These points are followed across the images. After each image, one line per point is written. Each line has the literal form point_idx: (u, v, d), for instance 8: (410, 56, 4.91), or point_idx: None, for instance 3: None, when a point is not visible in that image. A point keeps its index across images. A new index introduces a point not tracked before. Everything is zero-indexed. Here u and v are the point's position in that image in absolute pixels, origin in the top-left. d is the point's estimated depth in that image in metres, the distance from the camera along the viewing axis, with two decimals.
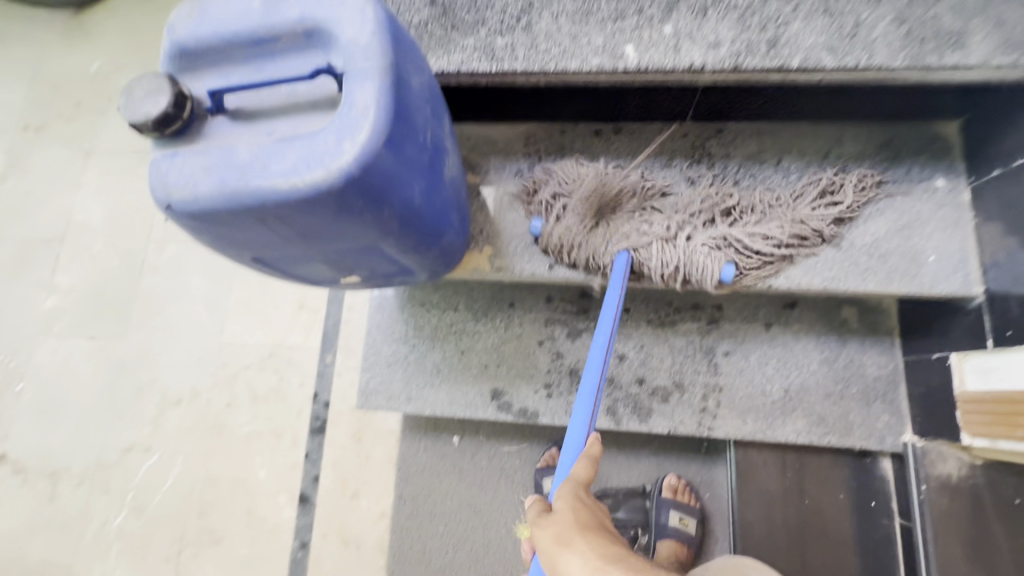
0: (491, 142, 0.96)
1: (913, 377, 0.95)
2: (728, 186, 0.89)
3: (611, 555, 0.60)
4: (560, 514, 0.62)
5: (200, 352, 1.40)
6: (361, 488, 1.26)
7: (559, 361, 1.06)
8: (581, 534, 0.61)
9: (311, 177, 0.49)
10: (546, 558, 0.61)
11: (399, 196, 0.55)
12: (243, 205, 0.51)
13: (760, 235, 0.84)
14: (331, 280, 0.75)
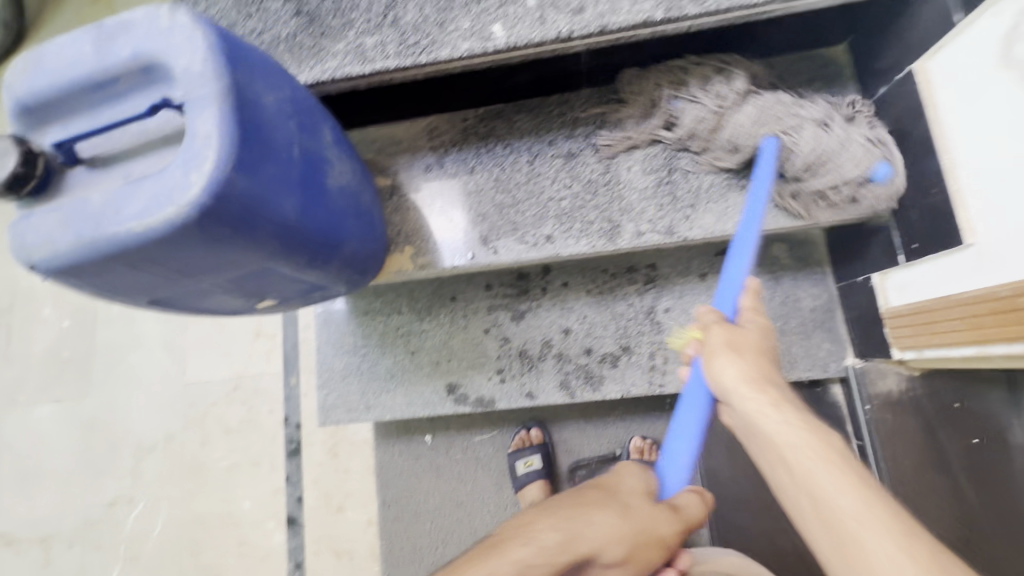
0: (395, 142, 0.95)
1: (846, 302, 0.97)
2: (828, 117, 0.77)
3: (771, 381, 0.64)
4: (743, 328, 0.69)
5: (167, 396, 1.40)
6: (345, 500, 1.28)
7: (507, 345, 1.07)
8: (754, 352, 0.67)
9: (163, 214, 0.49)
10: (708, 351, 0.68)
11: (267, 216, 0.56)
12: (105, 253, 0.51)
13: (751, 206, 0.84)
14: (245, 308, 0.76)
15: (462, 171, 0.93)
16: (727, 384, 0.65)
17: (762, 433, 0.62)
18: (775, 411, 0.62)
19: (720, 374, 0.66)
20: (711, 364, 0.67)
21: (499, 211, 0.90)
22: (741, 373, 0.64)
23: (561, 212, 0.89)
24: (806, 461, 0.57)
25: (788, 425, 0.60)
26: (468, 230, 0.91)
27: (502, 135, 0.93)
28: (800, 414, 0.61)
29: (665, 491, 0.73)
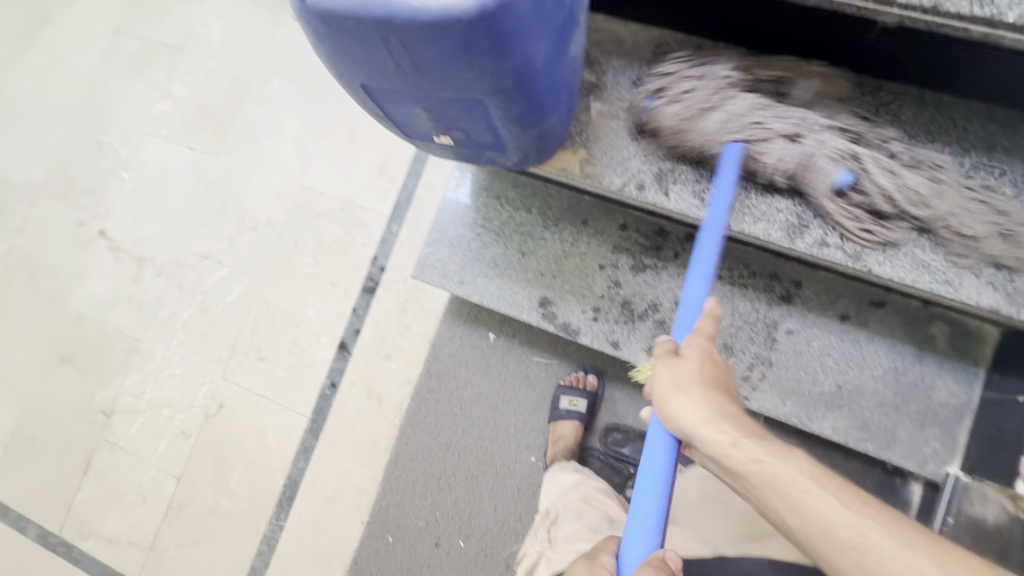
0: (617, 41, 0.89)
1: (984, 413, 0.88)
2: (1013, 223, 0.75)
3: (730, 411, 0.61)
4: (687, 362, 0.65)
5: (281, 189, 1.47)
6: (395, 352, 1.34)
7: (615, 289, 1.04)
8: (701, 386, 0.63)
9: (447, 3, 0.48)
10: (660, 395, 0.65)
11: (522, 49, 0.53)
12: (372, 17, 0.50)
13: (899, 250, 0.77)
14: (422, 136, 0.75)
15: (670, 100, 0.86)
16: (684, 424, 0.62)
17: (739, 474, 0.58)
18: (736, 448, 0.58)
19: (676, 413, 0.62)
20: (666, 406, 0.64)
21: (688, 156, 0.84)
22: (698, 408, 0.61)
23: (752, 184, 0.82)
24: (791, 495, 0.54)
25: (752, 461, 0.57)
26: (649, 160, 0.86)
27: None
28: (763, 443, 0.58)
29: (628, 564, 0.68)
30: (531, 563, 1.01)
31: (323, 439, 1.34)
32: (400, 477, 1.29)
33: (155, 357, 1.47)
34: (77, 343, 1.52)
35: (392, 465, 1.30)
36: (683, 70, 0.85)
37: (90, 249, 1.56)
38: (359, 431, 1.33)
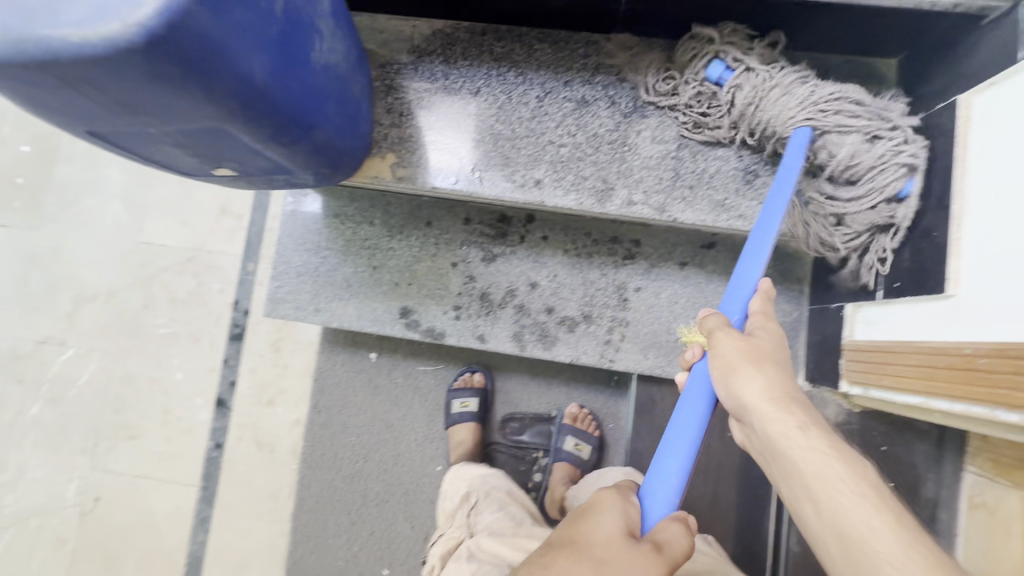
0: (404, 38, 0.87)
1: (813, 324, 0.95)
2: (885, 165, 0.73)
3: (797, 401, 0.58)
4: (758, 341, 0.63)
5: (117, 250, 1.34)
6: (277, 395, 1.27)
7: (471, 283, 1.04)
8: (774, 366, 0.60)
9: (107, 29, 0.43)
10: (724, 365, 0.62)
11: (229, 69, 0.50)
12: (30, 58, 0.44)
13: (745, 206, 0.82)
14: (196, 169, 0.70)
15: (466, 89, 0.86)
16: (746, 399, 0.59)
17: (794, 466, 0.54)
18: (801, 434, 0.55)
19: (739, 389, 0.60)
20: (727, 377, 0.61)
21: (493, 142, 0.84)
22: (764, 386, 0.58)
23: (557, 158, 0.84)
24: (834, 496, 0.51)
25: (816, 453, 0.53)
26: (458, 152, 0.85)
27: (517, 61, 0.85)
28: (832, 440, 0.54)
29: (647, 495, 0.67)
30: (450, 547, 0.96)
31: (219, 504, 1.25)
32: (310, 522, 1.23)
33: (8, 465, 1.31)
34: None
35: (298, 512, 1.23)
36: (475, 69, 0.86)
37: None
38: (255, 486, 1.25)
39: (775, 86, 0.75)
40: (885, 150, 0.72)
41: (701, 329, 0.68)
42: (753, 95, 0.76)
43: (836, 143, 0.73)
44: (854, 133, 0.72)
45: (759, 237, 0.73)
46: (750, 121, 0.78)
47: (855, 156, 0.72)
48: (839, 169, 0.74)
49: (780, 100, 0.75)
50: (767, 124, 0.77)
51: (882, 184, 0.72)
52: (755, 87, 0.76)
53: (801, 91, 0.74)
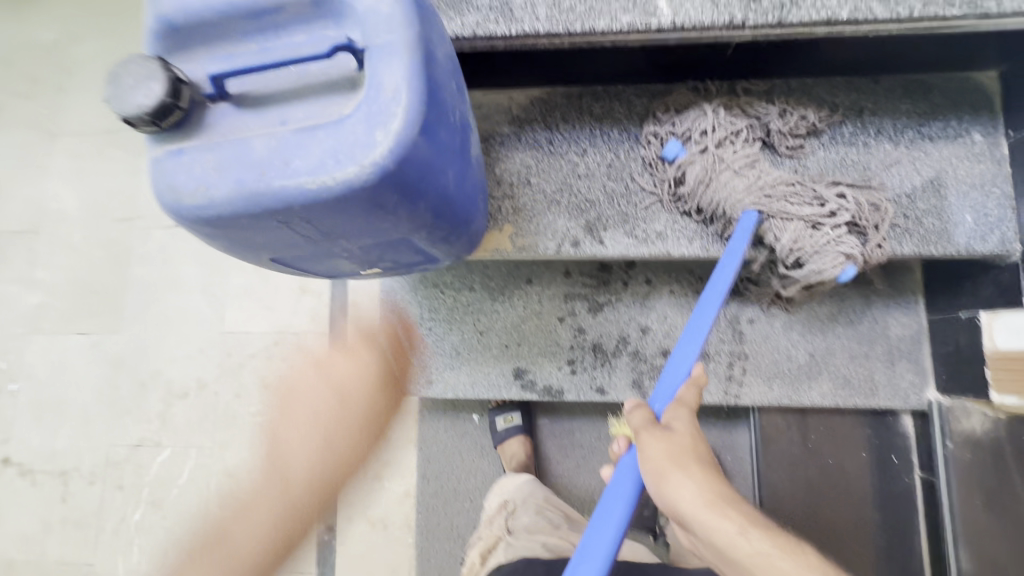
0: (503, 110, 0.89)
1: (938, 336, 0.95)
2: (840, 235, 0.77)
3: (728, 497, 0.62)
4: (676, 438, 0.66)
5: (202, 343, 1.35)
6: (383, 469, 1.26)
7: (581, 336, 1.04)
8: (697, 463, 0.64)
9: (342, 172, 0.44)
10: (655, 471, 0.64)
11: (432, 189, 0.50)
12: (266, 208, 0.46)
13: (795, 228, 0.77)
14: (345, 269, 0.69)
15: (574, 151, 0.87)
16: (685, 506, 0.62)
17: (743, 566, 0.59)
18: (744, 538, 0.60)
19: (677, 497, 0.62)
20: (666, 486, 0.63)
21: (609, 201, 0.86)
22: (699, 490, 0.62)
23: (674, 205, 0.84)
24: None
25: (762, 555, 0.59)
26: (574, 215, 0.86)
27: (618, 118, 0.87)
28: (767, 535, 0.60)
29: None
30: (489, 545, 1.03)
31: None
32: None
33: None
34: None
35: None
36: (582, 132, 0.87)
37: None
38: (374, 566, 1.23)
39: (726, 168, 0.80)
40: (828, 238, 0.76)
41: (630, 422, 0.70)
42: (705, 174, 0.80)
43: (781, 229, 0.77)
44: (795, 219, 0.77)
45: (694, 327, 0.77)
46: (699, 198, 0.81)
47: (798, 241, 0.77)
48: (784, 252, 0.78)
49: (730, 183, 0.79)
50: (717, 205, 0.80)
51: (824, 265, 0.76)
52: (707, 165, 0.80)
53: (747, 176, 0.79)
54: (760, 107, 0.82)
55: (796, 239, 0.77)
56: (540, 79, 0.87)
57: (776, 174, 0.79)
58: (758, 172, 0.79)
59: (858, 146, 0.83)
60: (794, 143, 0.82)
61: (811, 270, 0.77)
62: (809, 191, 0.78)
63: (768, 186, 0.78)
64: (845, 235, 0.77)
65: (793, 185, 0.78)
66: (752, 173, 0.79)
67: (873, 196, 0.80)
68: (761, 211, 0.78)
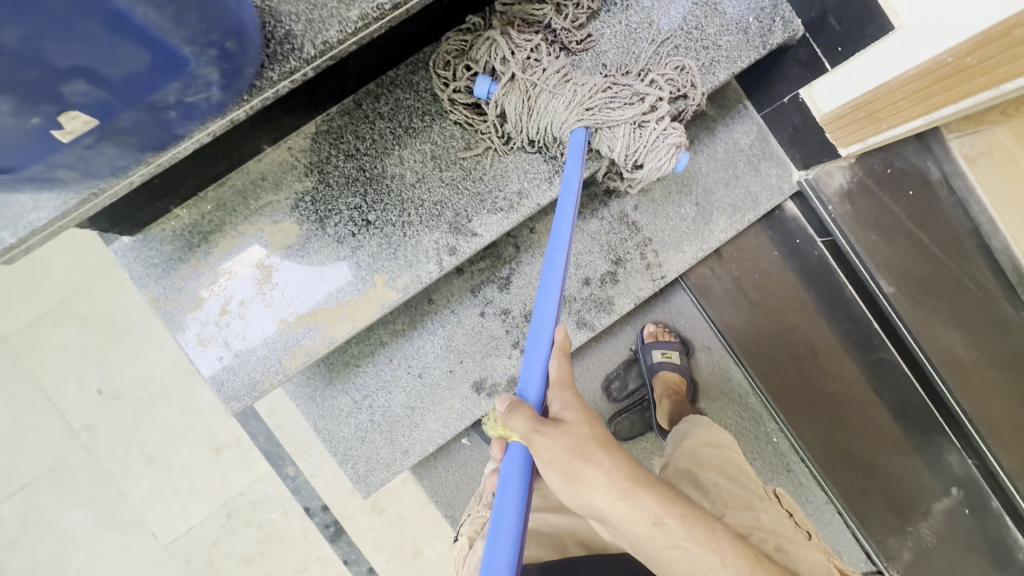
0: (288, 165, 0.76)
1: (777, 125, 1.02)
2: (667, 128, 0.76)
3: (643, 486, 0.54)
4: (572, 430, 0.54)
5: (150, 571, 1.16)
6: (417, 543, 1.19)
7: (509, 316, 1.00)
8: (604, 451, 0.54)
9: None
10: (561, 473, 0.53)
11: None
12: None
13: (626, 131, 0.75)
14: None
15: (391, 164, 0.78)
16: (595, 504, 0.53)
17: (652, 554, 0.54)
18: (656, 527, 0.53)
19: (584, 496, 0.53)
20: (572, 483, 0.53)
21: (455, 191, 0.79)
22: (609, 494, 0.53)
23: (508, 147, 0.79)
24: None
25: (675, 545, 0.54)
26: (434, 226, 0.79)
27: (411, 106, 0.78)
28: (680, 521, 0.54)
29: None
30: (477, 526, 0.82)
31: None
32: None
33: None
34: None
35: None
36: (386, 136, 0.78)
37: None
38: None
39: (542, 91, 0.74)
40: (656, 133, 0.75)
41: (509, 418, 0.56)
42: (527, 111, 0.75)
43: (611, 138, 0.75)
44: (621, 124, 0.75)
45: (554, 267, 0.67)
46: (528, 129, 0.76)
47: (631, 144, 0.75)
48: (622, 159, 0.76)
49: (551, 105, 0.74)
50: (547, 130, 0.76)
51: (659, 162, 0.77)
52: (523, 93, 0.74)
53: (565, 94, 0.74)
54: (534, 11, 0.75)
55: (629, 145, 0.76)
56: (309, 108, 0.75)
57: (589, 81, 0.75)
58: (573, 85, 0.74)
59: (634, 4, 0.80)
60: (584, 32, 0.78)
61: (650, 170, 0.78)
62: (625, 87, 0.76)
63: (586, 98, 0.74)
64: (670, 123, 0.76)
65: (609, 88, 0.75)
66: (568, 88, 0.74)
67: (675, 58, 0.80)
68: (587, 127, 0.75)
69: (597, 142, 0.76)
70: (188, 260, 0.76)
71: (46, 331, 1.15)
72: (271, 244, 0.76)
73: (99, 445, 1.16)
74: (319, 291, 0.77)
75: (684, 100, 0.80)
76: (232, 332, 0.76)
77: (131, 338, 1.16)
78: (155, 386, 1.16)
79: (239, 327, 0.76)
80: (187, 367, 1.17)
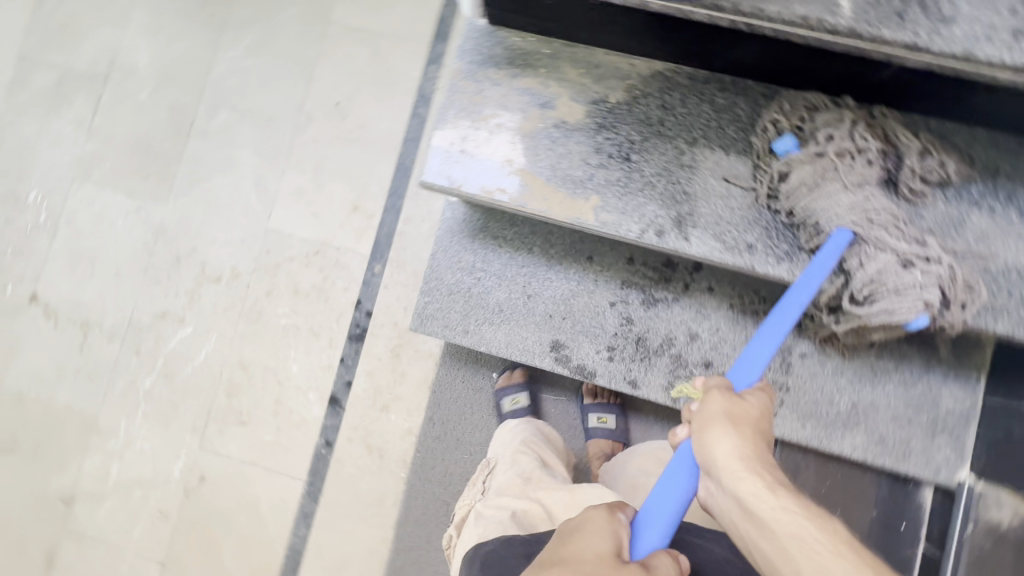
0: (619, 75, 0.85)
1: (990, 421, 0.92)
2: (928, 288, 0.74)
3: (765, 463, 0.64)
4: (741, 408, 0.68)
5: (244, 232, 1.35)
6: (392, 402, 1.27)
7: (627, 326, 1.02)
8: (751, 429, 0.66)
9: None
10: (703, 420, 0.68)
11: None
12: None
13: (883, 263, 0.74)
14: None
15: (681, 138, 0.83)
16: (719, 457, 0.64)
17: (762, 517, 0.60)
18: (771, 493, 0.61)
19: (711, 449, 0.65)
20: (705, 436, 0.66)
21: (705, 197, 0.82)
22: (736, 451, 0.64)
23: (766, 203, 0.81)
24: (813, 557, 0.56)
25: (785, 511, 0.59)
26: (667, 204, 0.82)
27: (738, 115, 0.82)
28: (798, 499, 0.60)
29: (637, 553, 0.67)
30: (464, 516, 1.00)
31: (325, 502, 1.26)
32: (412, 535, 1.22)
33: (117, 434, 1.32)
34: (20, 428, 1.35)
35: (403, 521, 1.23)
36: (699, 118, 0.83)
37: (24, 318, 1.38)
38: (362, 489, 1.25)
39: (835, 180, 0.76)
40: (913, 280, 0.74)
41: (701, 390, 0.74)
42: (811, 185, 0.77)
43: (869, 256, 0.75)
44: (888, 252, 0.74)
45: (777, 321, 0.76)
46: (797, 201, 0.78)
47: (880, 274, 0.75)
48: (862, 281, 0.75)
49: (836, 196, 0.76)
50: (813, 213, 0.77)
51: (889, 315, 0.75)
52: (817, 170, 0.77)
53: (856, 195, 0.75)
54: (895, 131, 0.76)
55: (878, 273, 0.75)
56: (671, 53, 0.81)
57: (884, 203, 0.75)
58: (867, 195, 0.75)
59: (982, 209, 0.77)
60: (921, 179, 0.76)
61: (880, 309, 0.75)
62: (911, 231, 0.75)
63: (874, 213, 0.75)
64: (932, 285, 0.74)
65: (897, 222, 0.75)
66: (860, 194, 0.75)
67: (973, 268, 0.76)
68: (857, 233, 0.76)
69: (845, 255, 0.76)
70: (499, 69, 0.87)
71: (349, 40, 1.38)
72: (554, 109, 0.86)
73: (302, 133, 1.37)
74: (551, 166, 0.85)
75: (943, 306, 0.75)
76: (475, 135, 0.87)
77: (385, 93, 1.35)
78: (365, 133, 1.35)
79: (482, 138, 0.87)
80: (395, 142, 1.34)
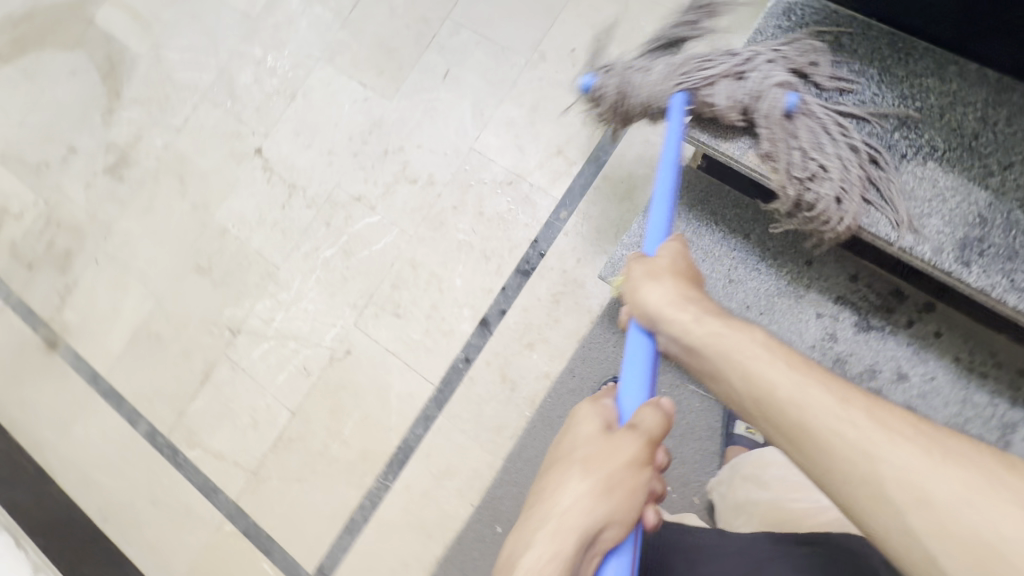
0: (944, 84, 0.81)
1: None
2: (762, 83, 0.84)
3: (688, 292, 0.69)
4: (659, 259, 0.75)
5: (451, 146, 1.43)
6: (538, 342, 1.29)
7: (829, 342, 0.96)
8: (670, 275, 0.72)
9: None
10: (630, 287, 0.73)
11: None
12: None
13: (735, 92, 0.84)
14: None
15: (993, 158, 0.79)
16: (651, 306, 0.70)
17: (696, 348, 0.65)
18: (696, 319, 0.66)
19: (644, 302, 0.71)
20: (635, 298, 0.72)
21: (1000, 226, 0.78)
22: (663, 295, 0.70)
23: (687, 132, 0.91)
24: (742, 363, 0.60)
25: (705, 325, 0.65)
26: (952, 222, 0.80)
27: None
28: (721, 318, 0.65)
29: (624, 419, 0.70)
30: None
31: (447, 411, 1.31)
32: (519, 471, 1.24)
33: (290, 288, 1.46)
34: (215, 256, 1.53)
35: (515, 455, 1.25)
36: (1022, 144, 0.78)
37: (244, 165, 1.56)
38: (485, 413, 1.29)
39: (643, 70, 0.90)
40: (753, 82, 0.84)
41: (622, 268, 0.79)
42: (621, 87, 0.91)
43: (710, 94, 0.85)
44: (718, 78, 0.85)
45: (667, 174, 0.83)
46: (629, 99, 0.90)
47: (733, 95, 0.84)
48: (727, 108, 0.85)
49: (649, 78, 0.89)
50: (647, 100, 0.89)
51: (772, 117, 0.83)
52: (623, 72, 0.91)
53: (660, 67, 0.89)
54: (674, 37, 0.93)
55: (733, 96, 0.84)
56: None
57: (685, 57, 0.88)
58: (670, 62, 0.89)
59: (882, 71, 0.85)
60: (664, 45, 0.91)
61: (761, 113, 0.83)
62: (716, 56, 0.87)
63: (682, 68, 0.87)
64: (774, 77, 0.84)
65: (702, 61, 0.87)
66: (664, 64, 0.89)
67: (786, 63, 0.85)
68: (689, 90, 0.87)
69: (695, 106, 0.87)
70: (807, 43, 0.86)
71: None
72: (858, 95, 0.84)
73: (531, 69, 1.41)
74: None
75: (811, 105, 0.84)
76: None
77: (623, 50, 1.36)
78: None
79: None
80: None
